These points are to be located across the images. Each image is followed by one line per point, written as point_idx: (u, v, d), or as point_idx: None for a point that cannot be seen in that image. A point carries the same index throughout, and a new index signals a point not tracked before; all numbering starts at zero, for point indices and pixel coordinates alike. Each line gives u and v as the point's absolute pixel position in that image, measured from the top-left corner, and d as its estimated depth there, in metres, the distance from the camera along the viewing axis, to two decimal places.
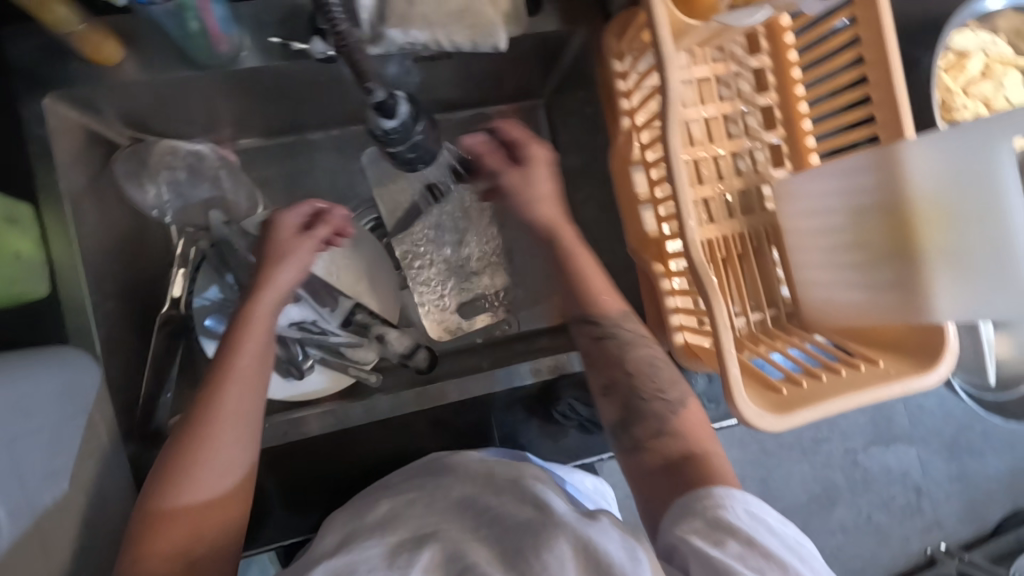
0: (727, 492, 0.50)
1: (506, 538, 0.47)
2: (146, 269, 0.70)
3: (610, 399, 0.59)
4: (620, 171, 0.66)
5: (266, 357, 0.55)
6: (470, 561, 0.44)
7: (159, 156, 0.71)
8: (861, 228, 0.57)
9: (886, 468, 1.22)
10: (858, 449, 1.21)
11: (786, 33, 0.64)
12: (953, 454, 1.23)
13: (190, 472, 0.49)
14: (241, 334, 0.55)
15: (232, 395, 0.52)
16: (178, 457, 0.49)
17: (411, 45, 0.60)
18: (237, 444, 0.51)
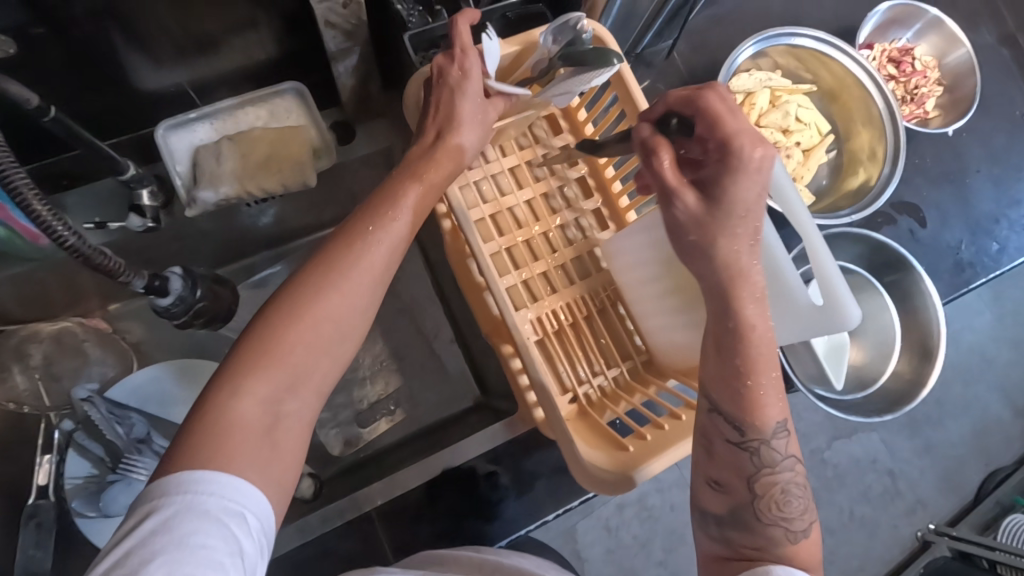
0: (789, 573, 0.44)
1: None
2: (16, 457, 0.69)
3: (718, 491, 0.49)
4: (458, 264, 0.71)
5: (394, 263, 0.46)
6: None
7: (21, 344, 0.73)
8: (672, 275, 0.62)
9: (855, 459, 1.13)
10: (824, 447, 1.12)
11: (578, 112, 0.72)
12: (914, 428, 1.17)
13: (311, 325, 0.41)
14: (400, 182, 0.48)
15: (372, 250, 0.44)
16: (279, 330, 0.41)
17: (224, 201, 0.63)
18: (346, 327, 0.43)
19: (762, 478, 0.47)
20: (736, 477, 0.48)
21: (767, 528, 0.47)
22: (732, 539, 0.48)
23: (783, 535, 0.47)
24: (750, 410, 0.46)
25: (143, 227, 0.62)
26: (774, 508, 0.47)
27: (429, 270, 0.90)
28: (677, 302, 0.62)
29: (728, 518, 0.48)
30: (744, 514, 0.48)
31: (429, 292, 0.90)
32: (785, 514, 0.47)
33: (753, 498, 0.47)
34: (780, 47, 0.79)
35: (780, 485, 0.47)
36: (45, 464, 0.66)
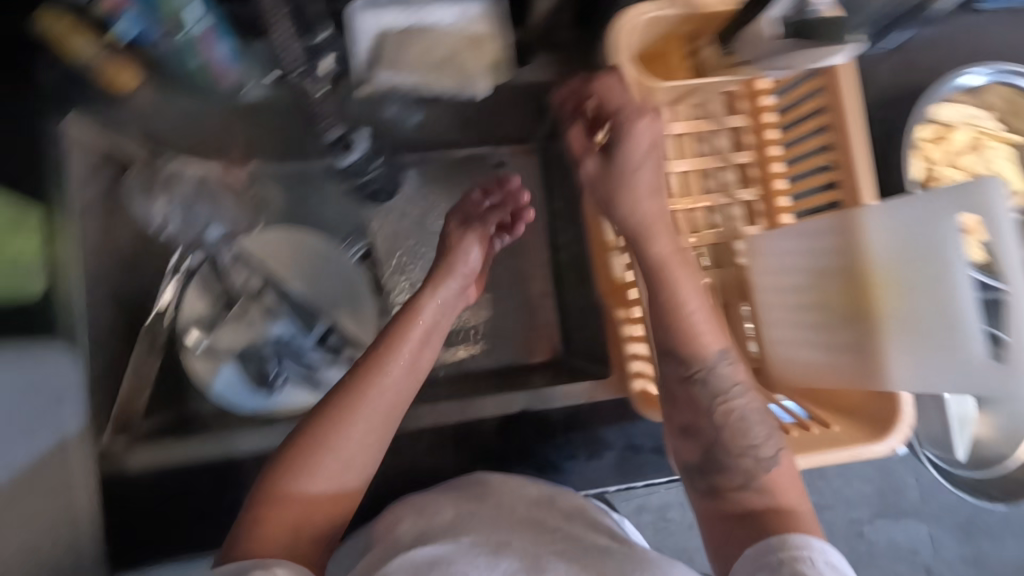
0: (803, 542, 0.43)
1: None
2: (140, 277, 0.73)
3: (686, 443, 0.54)
4: (595, 217, 0.68)
5: (415, 374, 0.55)
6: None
7: (166, 175, 0.75)
8: (821, 290, 0.58)
9: (894, 543, 1.17)
10: (863, 520, 1.17)
11: (764, 95, 0.67)
12: (970, 535, 1.18)
13: (353, 405, 0.51)
14: (405, 328, 0.58)
15: (393, 360, 0.54)
16: (310, 448, 0.48)
17: (399, 86, 0.65)
18: (380, 419, 0.51)
19: (718, 408, 0.53)
20: (689, 412, 0.54)
21: (739, 461, 0.51)
22: (717, 487, 0.51)
23: (752, 464, 0.50)
24: (682, 343, 0.54)
25: (321, 92, 0.65)
26: (737, 437, 0.52)
27: (548, 217, 0.89)
28: (816, 318, 0.59)
29: (703, 463, 0.52)
30: (715, 454, 0.52)
31: (540, 242, 0.89)
32: (750, 443, 0.51)
33: (717, 435, 0.52)
34: (999, 87, 0.70)
35: (739, 414, 0.53)
36: (169, 286, 0.74)
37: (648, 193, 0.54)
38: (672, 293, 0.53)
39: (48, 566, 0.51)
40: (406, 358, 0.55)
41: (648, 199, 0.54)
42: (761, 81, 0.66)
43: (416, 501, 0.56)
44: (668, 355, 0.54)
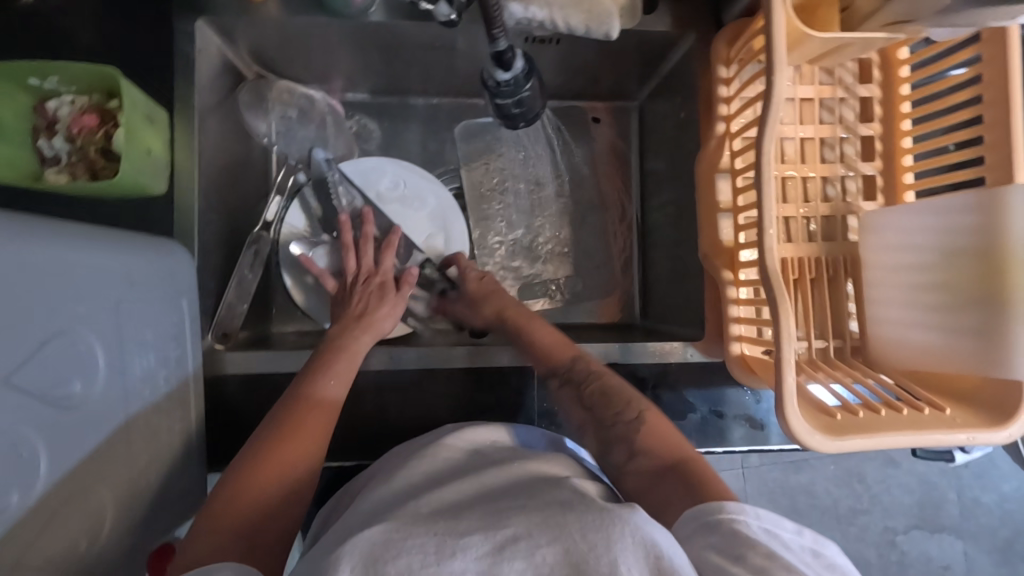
0: (737, 507, 0.46)
1: (541, 512, 0.42)
2: (244, 193, 0.74)
3: (589, 433, 0.62)
4: (705, 177, 0.67)
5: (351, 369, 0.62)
6: (512, 530, 0.40)
7: (277, 94, 0.75)
8: (948, 271, 0.56)
9: (926, 555, 1.18)
10: (898, 530, 1.18)
11: (902, 66, 0.64)
12: (1005, 559, 1.18)
13: (310, 392, 0.57)
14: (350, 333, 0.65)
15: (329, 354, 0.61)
16: (288, 430, 0.53)
17: (528, 21, 0.62)
18: (327, 405, 0.56)
19: (585, 391, 0.63)
20: (579, 409, 0.63)
21: (616, 427, 0.59)
22: (611, 458, 0.58)
23: (624, 426, 0.59)
24: (546, 354, 0.67)
25: (445, 18, 0.61)
26: (603, 408, 0.61)
27: (637, 180, 0.88)
28: (938, 300, 0.57)
29: (604, 446, 0.60)
30: (605, 439, 0.60)
31: (625, 207, 0.88)
32: (610, 410, 0.61)
33: (591, 413, 0.62)
34: None
35: (600, 389, 0.62)
36: (273, 203, 0.74)
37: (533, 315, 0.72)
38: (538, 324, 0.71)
39: (162, 440, 0.55)
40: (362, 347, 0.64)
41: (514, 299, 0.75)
42: (902, 50, 0.63)
43: (416, 463, 0.56)
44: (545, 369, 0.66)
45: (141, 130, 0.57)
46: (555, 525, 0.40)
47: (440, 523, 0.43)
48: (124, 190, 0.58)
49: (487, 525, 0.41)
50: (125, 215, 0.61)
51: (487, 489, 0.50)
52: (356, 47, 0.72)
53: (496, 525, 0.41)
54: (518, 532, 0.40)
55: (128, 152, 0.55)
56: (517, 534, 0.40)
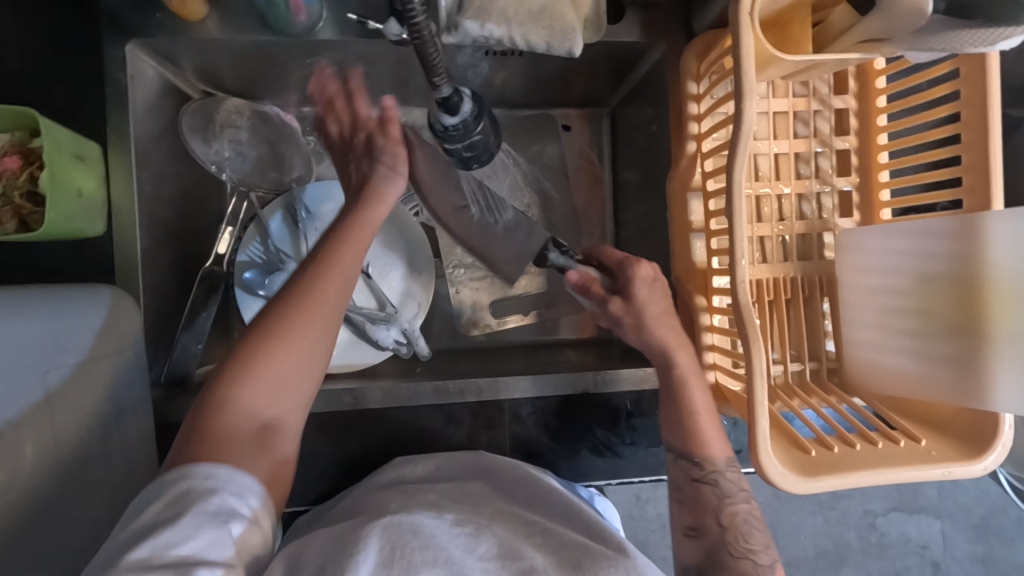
0: None
1: (560, 552, 0.42)
2: (197, 222, 0.71)
3: (694, 543, 0.54)
4: (677, 196, 0.64)
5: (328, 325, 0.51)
6: (530, 561, 0.40)
7: (225, 115, 0.69)
8: (924, 296, 0.54)
9: (904, 537, 1.14)
10: (878, 512, 1.14)
11: (878, 77, 0.61)
12: (981, 536, 1.14)
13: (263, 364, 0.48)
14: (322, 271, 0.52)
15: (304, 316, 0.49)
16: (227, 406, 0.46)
17: (485, 39, 0.58)
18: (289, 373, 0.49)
19: (725, 509, 0.55)
20: (707, 516, 0.54)
21: (737, 560, 0.52)
22: None
23: (750, 567, 0.51)
24: (687, 432, 0.57)
25: (397, 36, 0.55)
26: (741, 539, 0.53)
27: (611, 188, 0.85)
28: (913, 325, 0.55)
29: (705, 565, 0.53)
30: (716, 553, 0.53)
31: (600, 218, 0.85)
32: (750, 545, 0.52)
33: (722, 532, 0.53)
34: None
35: (742, 516, 0.54)
36: (227, 235, 0.72)
37: (662, 318, 0.60)
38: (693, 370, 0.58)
39: None
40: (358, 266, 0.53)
41: (660, 323, 0.59)
42: (879, 61, 0.60)
43: (400, 487, 0.54)
44: (681, 450, 0.58)
45: (68, 172, 0.53)
46: (572, 565, 0.40)
47: (464, 528, 0.43)
48: (58, 236, 0.55)
49: (508, 551, 0.41)
50: (66, 261, 0.60)
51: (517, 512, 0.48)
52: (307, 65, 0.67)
53: (516, 553, 0.40)
54: (536, 565, 0.39)
55: (53, 198, 0.52)
56: (536, 564, 0.39)
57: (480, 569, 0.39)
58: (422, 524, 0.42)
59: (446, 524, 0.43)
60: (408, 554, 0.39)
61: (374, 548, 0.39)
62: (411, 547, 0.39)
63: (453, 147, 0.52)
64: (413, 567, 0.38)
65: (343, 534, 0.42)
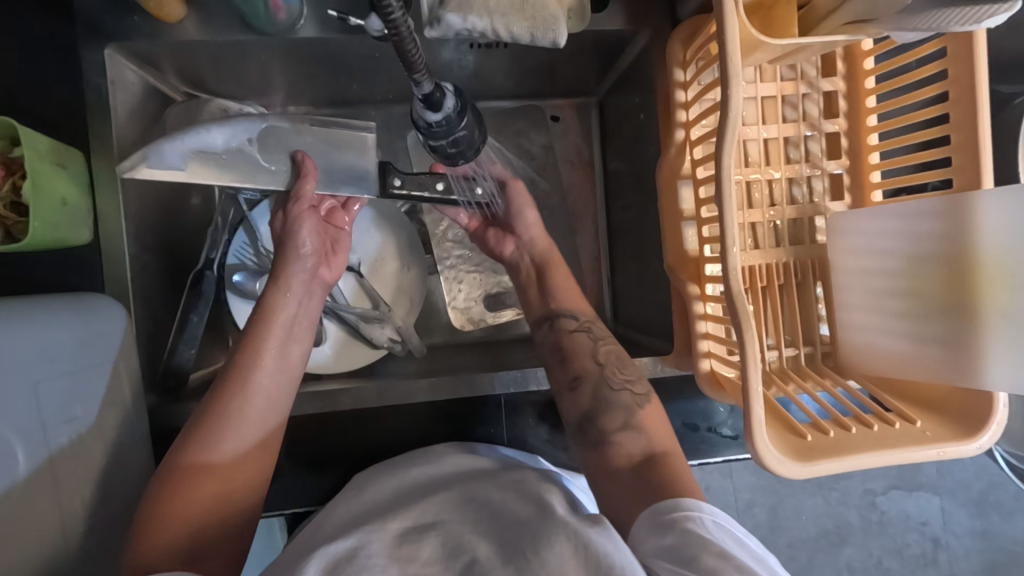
0: (695, 503, 0.47)
1: (506, 536, 0.45)
2: (185, 226, 0.70)
3: (582, 391, 0.61)
4: (667, 184, 0.64)
5: (269, 395, 0.55)
6: (472, 555, 0.43)
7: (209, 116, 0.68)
8: (914, 278, 0.54)
9: (904, 514, 1.14)
10: (878, 491, 1.14)
11: (866, 58, 0.61)
12: (981, 511, 1.15)
13: (212, 440, 0.52)
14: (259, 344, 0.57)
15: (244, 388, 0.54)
16: (177, 483, 0.50)
17: (468, 32, 0.57)
18: (234, 445, 0.53)
19: (598, 349, 0.64)
20: (587, 361, 0.63)
21: (618, 392, 0.61)
22: (598, 422, 0.59)
23: (628, 397, 0.60)
24: (562, 297, 0.69)
25: (379, 32, 0.54)
26: (617, 370, 0.62)
27: (602, 178, 0.84)
28: (905, 307, 0.55)
29: (593, 408, 0.60)
30: (600, 394, 0.61)
31: (591, 208, 0.85)
32: (625, 377, 0.61)
33: (600, 369, 0.62)
34: None
35: (615, 353, 0.64)
36: (214, 239, 0.71)
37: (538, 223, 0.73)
38: (557, 259, 0.72)
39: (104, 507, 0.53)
40: (291, 358, 0.59)
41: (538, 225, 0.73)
42: (866, 42, 0.60)
43: (390, 479, 0.55)
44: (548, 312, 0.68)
45: (49, 179, 0.52)
46: (513, 550, 0.43)
47: (406, 536, 0.45)
48: (45, 245, 0.54)
49: (452, 550, 0.44)
50: (53, 269, 0.59)
51: (464, 500, 0.50)
52: (289, 65, 0.66)
53: (460, 549, 0.44)
54: (477, 559, 0.43)
55: (37, 208, 0.51)
56: (477, 558, 0.43)
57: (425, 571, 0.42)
58: (359, 541, 0.44)
59: (384, 537, 0.45)
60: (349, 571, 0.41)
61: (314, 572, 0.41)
62: (350, 568, 0.42)
63: (437, 143, 0.51)
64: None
65: (296, 557, 0.45)
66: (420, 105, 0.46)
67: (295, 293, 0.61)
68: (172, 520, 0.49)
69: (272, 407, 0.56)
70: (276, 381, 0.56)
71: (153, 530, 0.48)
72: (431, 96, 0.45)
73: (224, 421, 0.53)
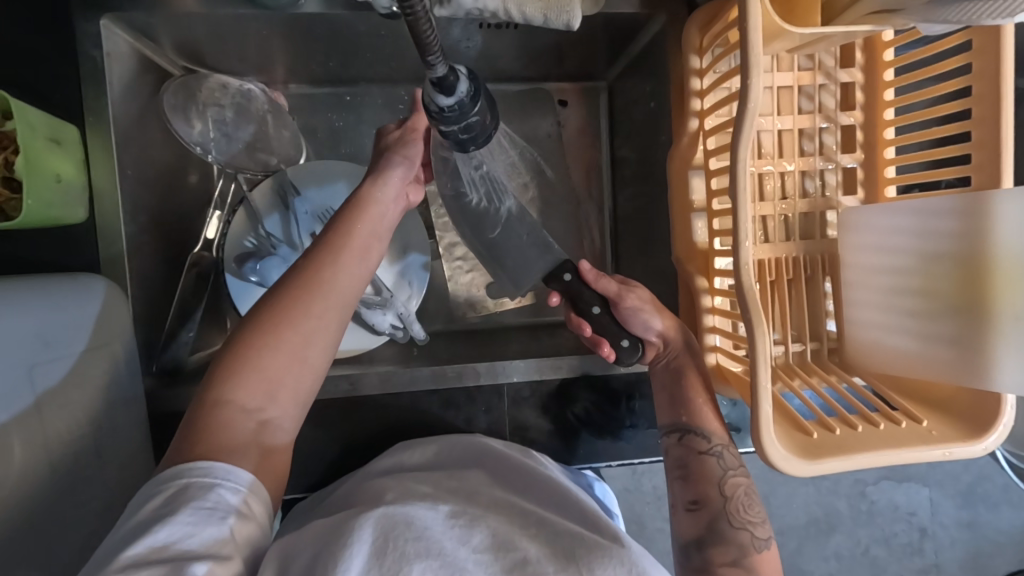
0: None
1: (556, 542, 0.40)
2: (185, 206, 0.68)
3: (698, 516, 0.56)
4: (678, 175, 0.63)
5: (351, 287, 0.53)
6: (524, 553, 0.38)
7: (208, 92, 0.66)
8: (929, 274, 0.53)
9: (893, 505, 1.16)
10: (869, 481, 1.15)
11: (887, 49, 0.59)
12: (968, 502, 1.16)
13: (293, 317, 0.50)
14: (352, 224, 0.55)
15: (333, 269, 0.53)
16: (250, 353, 0.49)
17: (479, 12, 0.55)
18: (311, 332, 0.51)
19: (728, 480, 0.57)
20: (711, 487, 0.57)
21: (735, 531, 0.54)
22: (711, 560, 0.54)
23: (749, 540, 0.54)
24: (689, 407, 0.60)
25: (387, 10, 0.54)
26: (742, 511, 0.55)
27: (610, 164, 0.83)
28: (916, 305, 0.54)
29: (704, 536, 0.55)
30: (719, 525, 0.55)
31: (598, 195, 0.83)
32: (749, 518, 0.55)
33: (725, 502, 0.56)
34: None
35: (745, 489, 0.56)
36: (215, 219, 0.72)
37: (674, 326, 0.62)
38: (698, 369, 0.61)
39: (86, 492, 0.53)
40: (372, 258, 0.56)
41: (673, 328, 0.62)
42: (887, 33, 0.58)
43: (388, 479, 0.53)
44: (685, 425, 0.60)
45: (43, 156, 0.51)
46: (565, 556, 0.38)
47: (463, 520, 0.41)
48: (39, 223, 0.53)
49: (502, 542, 0.39)
50: (48, 247, 0.58)
51: (511, 504, 0.46)
52: (291, 41, 0.64)
53: (510, 544, 0.39)
54: (529, 556, 0.38)
55: (30, 184, 0.50)
56: (530, 556, 0.38)
57: (474, 560, 0.38)
58: (415, 514, 0.40)
59: (439, 515, 0.41)
60: (399, 546, 0.37)
61: (367, 538, 0.38)
62: (404, 537, 0.38)
63: (448, 130, 0.49)
64: (405, 559, 0.36)
65: (340, 521, 0.41)
66: (431, 88, 0.44)
67: (388, 199, 0.58)
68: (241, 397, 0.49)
69: (355, 291, 0.54)
70: (362, 267, 0.54)
71: (237, 396, 0.49)
72: (445, 79, 0.43)
73: (307, 298, 0.51)
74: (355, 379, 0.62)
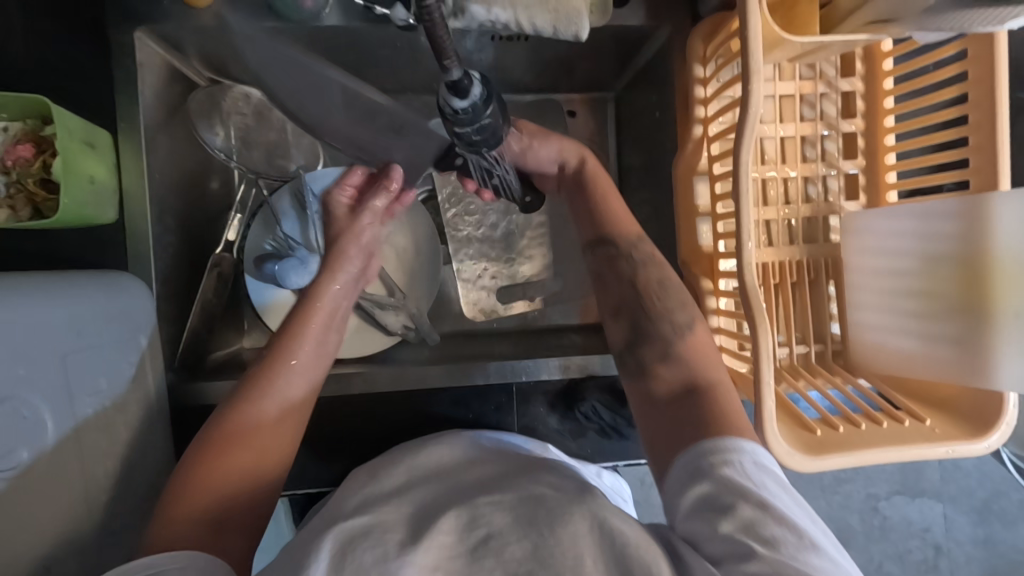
0: (736, 445, 0.44)
1: (520, 507, 0.41)
2: (206, 210, 0.71)
3: (620, 322, 0.62)
4: (683, 181, 0.65)
5: (309, 375, 0.57)
6: (489, 528, 0.40)
7: (231, 102, 0.69)
8: (930, 277, 0.54)
9: (907, 520, 1.14)
10: (881, 496, 1.14)
11: (885, 59, 0.61)
12: (982, 519, 1.15)
13: (253, 410, 0.52)
14: (308, 312, 0.61)
15: (294, 357, 0.57)
16: (212, 451, 0.50)
17: (491, 24, 0.58)
18: (272, 425, 0.53)
19: (640, 275, 0.62)
20: (626, 288, 0.62)
21: (655, 323, 0.58)
22: (644, 358, 0.58)
23: (668, 326, 0.58)
24: (601, 223, 0.66)
25: (403, 23, 0.58)
26: (655, 300, 0.60)
27: (618, 172, 0.85)
28: (919, 307, 0.55)
29: (634, 338, 0.59)
30: (637, 324, 0.60)
31: None
32: (666, 308, 0.59)
33: (638, 295, 0.61)
34: None
35: (673, 330, 0.58)
36: (236, 222, 0.74)
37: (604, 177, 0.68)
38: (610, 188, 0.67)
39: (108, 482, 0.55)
40: (331, 343, 0.60)
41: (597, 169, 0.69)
42: (886, 43, 0.60)
43: (388, 465, 0.54)
44: (598, 236, 0.66)
45: (79, 158, 0.54)
46: (528, 520, 0.39)
47: (427, 518, 0.42)
48: (72, 222, 0.56)
49: (468, 520, 0.40)
50: (78, 246, 0.61)
51: (493, 475, 0.47)
52: None
53: (475, 521, 0.40)
54: (491, 532, 0.39)
55: (66, 185, 0.52)
56: (493, 531, 0.39)
57: (434, 546, 0.39)
58: (372, 524, 0.42)
59: (397, 524, 0.42)
60: (358, 556, 0.39)
61: (325, 557, 0.39)
62: (360, 547, 0.40)
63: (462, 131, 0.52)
64: (364, 568, 0.38)
65: (303, 545, 0.42)
66: (445, 91, 0.47)
67: (343, 281, 0.65)
68: (196, 498, 0.47)
69: (316, 379, 0.57)
70: (318, 357, 0.59)
71: (194, 497, 0.48)
72: (460, 83, 0.45)
73: (268, 388, 0.54)
74: (368, 377, 0.63)
